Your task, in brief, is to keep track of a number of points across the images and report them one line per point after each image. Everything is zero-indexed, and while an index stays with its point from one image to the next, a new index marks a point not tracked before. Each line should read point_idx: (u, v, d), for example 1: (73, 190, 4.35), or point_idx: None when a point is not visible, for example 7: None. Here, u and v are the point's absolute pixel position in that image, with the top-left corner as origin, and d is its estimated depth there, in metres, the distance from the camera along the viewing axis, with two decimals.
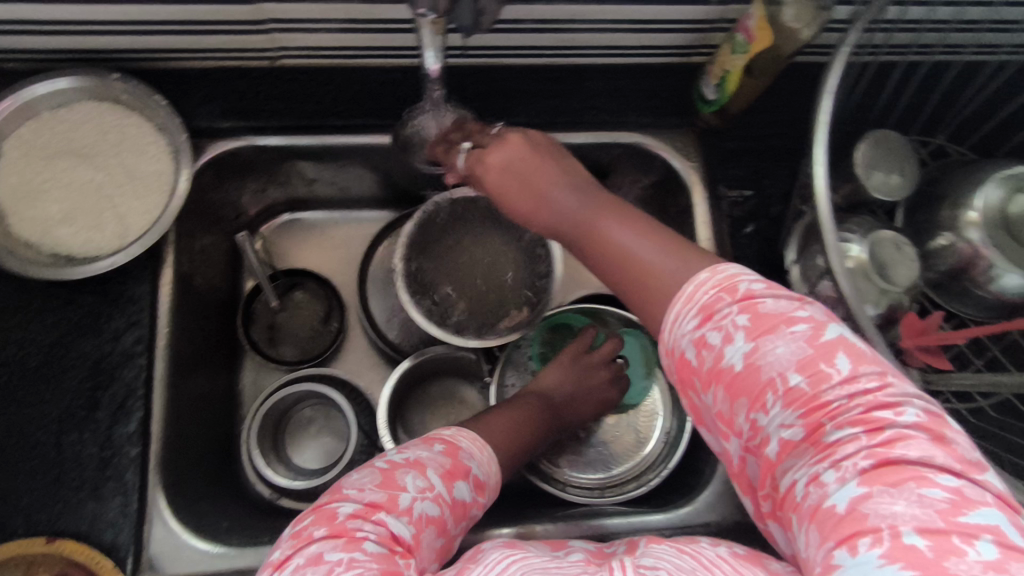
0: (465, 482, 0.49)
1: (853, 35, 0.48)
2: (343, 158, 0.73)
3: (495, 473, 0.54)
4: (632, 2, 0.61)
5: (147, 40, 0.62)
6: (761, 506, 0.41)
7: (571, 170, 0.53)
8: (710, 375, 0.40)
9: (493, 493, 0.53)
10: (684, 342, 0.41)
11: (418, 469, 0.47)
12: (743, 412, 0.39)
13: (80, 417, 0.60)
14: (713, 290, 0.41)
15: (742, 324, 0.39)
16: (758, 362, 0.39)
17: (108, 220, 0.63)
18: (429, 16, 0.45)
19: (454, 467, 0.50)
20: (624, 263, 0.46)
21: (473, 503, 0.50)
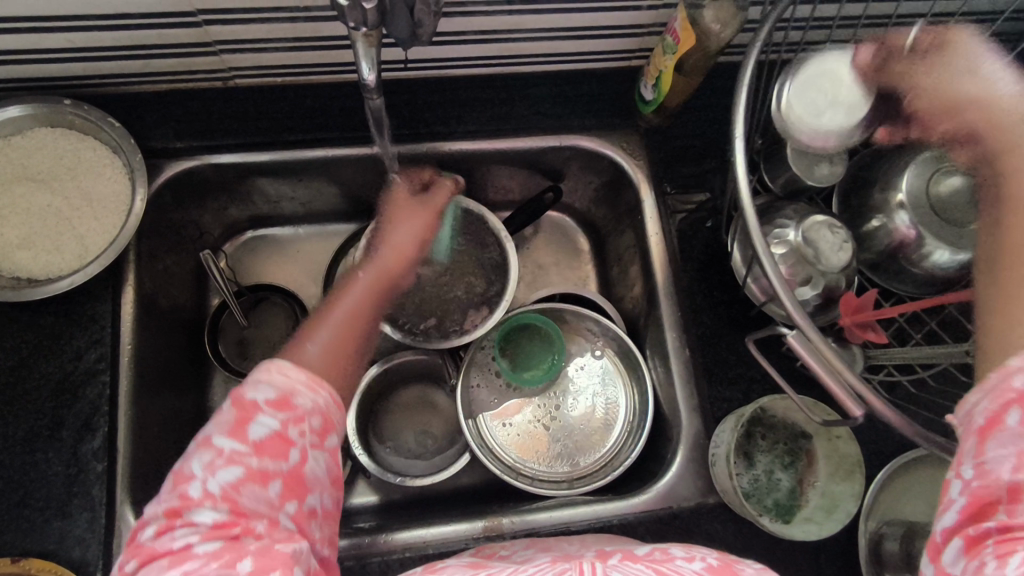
0: (260, 418, 0.44)
1: (764, 32, 0.51)
2: (300, 172, 0.75)
3: (304, 374, 0.47)
4: (566, 11, 0.64)
5: (99, 66, 0.64)
6: (969, 525, 0.41)
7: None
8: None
9: (308, 391, 0.47)
10: None
11: (200, 446, 0.44)
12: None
13: (45, 437, 0.61)
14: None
15: None
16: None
17: (67, 241, 0.64)
18: (361, 30, 0.47)
19: (238, 414, 0.44)
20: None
21: (289, 422, 0.45)
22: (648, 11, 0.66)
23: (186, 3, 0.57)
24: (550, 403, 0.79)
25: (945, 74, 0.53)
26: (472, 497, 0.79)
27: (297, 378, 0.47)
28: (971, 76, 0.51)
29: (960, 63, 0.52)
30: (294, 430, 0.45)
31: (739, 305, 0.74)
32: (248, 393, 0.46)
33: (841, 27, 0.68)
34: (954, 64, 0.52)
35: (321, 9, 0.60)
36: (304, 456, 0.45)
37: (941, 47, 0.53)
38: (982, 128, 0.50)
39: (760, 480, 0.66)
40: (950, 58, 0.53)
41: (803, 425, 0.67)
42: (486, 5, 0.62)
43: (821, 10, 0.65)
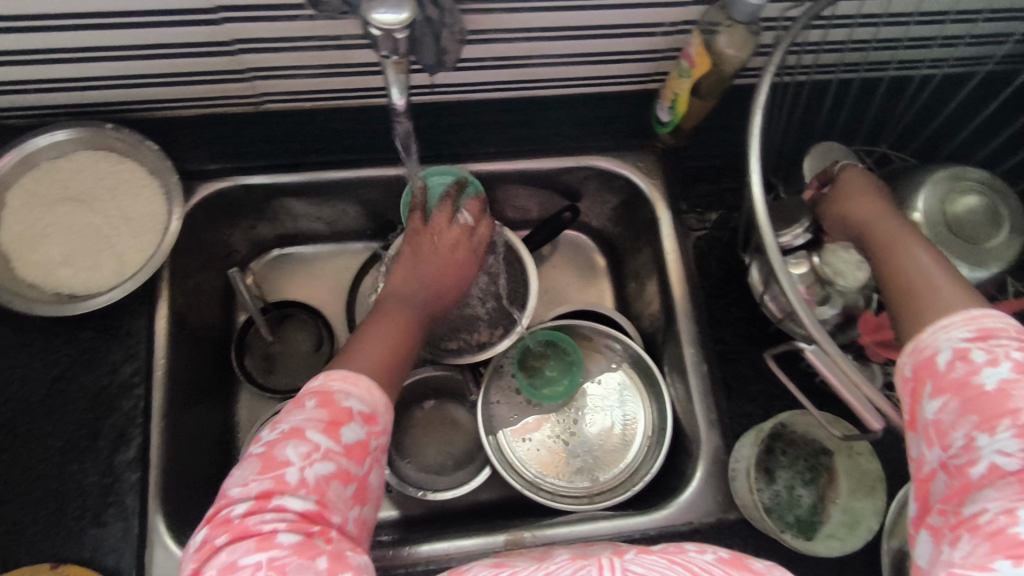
0: (352, 424, 0.50)
1: (777, 56, 0.53)
2: (325, 193, 0.78)
3: (385, 399, 0.53)
4: (585, 37, 0.67)
5: (139, 92, 0.67)
6: (928, 516, 0.44)
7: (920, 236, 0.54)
8: (952, 383, 0.44)
9: (388, 412, 0.53)
10: (945, 347, 0.46)
11: (296, 437, 0.48)
12: (966, 428, 0.43)
13: (82, 447, 0.63)
14: (1001, 320, 0.45)
15: (1014, 357, 0.43)
16: (1012, 390, 0.42)
17: (106, 259, 0.67)
18: (392, 58, 0.50)
19: (334, 416, 0.50)
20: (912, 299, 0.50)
21: (373, 434, 0.51)
22: (663, 37, 0.68)
23: (223, 34, 0.60)
24: (568, 416, 0.81)
25: (843, 196, 0.59)
26: (492, 512, 0.80)
27: (380, 400, 0.53)
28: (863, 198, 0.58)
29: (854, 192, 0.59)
30: (375, 441, 0.51)
31: (758, 322, 0.75)
32: (344, 403, 0.51)
33: (853, 50, 0.70)
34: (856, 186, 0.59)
35: (351, 38, 0.62)
36: (375, 466, 0.51)
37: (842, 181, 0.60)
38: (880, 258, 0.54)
39: (781, 496, 0.66)
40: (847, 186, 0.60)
41: (823, 441, 0.67)
42: (506, 32, 0.64)
43: (832, 34, 0.67)
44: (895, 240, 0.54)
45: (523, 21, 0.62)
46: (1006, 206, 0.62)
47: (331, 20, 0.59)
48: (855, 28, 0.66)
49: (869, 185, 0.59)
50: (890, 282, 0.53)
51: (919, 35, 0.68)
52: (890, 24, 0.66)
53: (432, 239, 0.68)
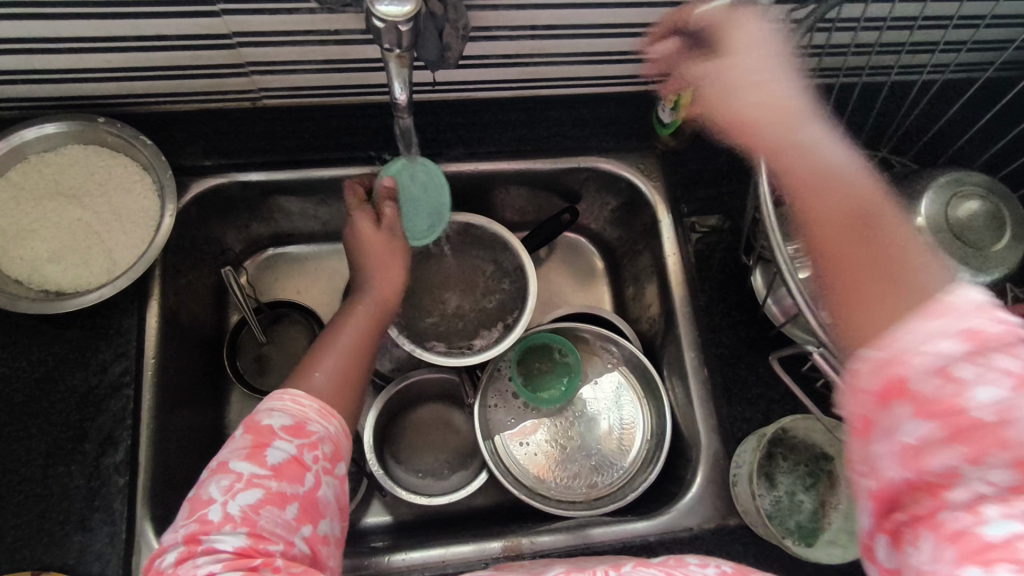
0: (277, 443, 0.49)
1: (784, 57, 0.53)
2: (322, 192, 0.77)
3: (315, 403, 0.54)
4: (587, 37, 0.66)
5: (133, 86, 0.66)
6: (880, 531, 0.36)
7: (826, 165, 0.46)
8: (932, 403, 0.34)
9: (319, 417, 0.53)
10: (931, 359, 0.35)
11: (220, 472, 0.48)
12: (948, 460, 0.33)
13: (67, 450, 0.61)
14: (987, 321, 0.35)
15: (1014, 371, 0.33)
16: (1015, 414, 0.33)
17: (96, 256, 0.65)
18: (395, 51, 0.49)
19: (256, 441, 0.49)
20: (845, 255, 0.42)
21: (303, 448, 0.50)
22: None
23: (221, 26, 0.59)
24: (565, 419, 0.80)
25: (719, 62, 0.54)
26: (489, 518, 0.79)
27: (310, 408, 0.53)
28: (751, 60, 0.52)
29: (731, 53, 0.53)
30: (307, 455, 0.50)
31: (758, 326, 0.74)
32: (265, 422, 0.51)
33: (857, 53, 0.70)
34: (723, 47, 0.54)
35: (352, 33, 0.61)
36: (317, 479, 0.50)
37: (715, 48, 0.55)
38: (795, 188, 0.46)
39: (782, 502, 0.65)
40: (721, 47, 0.54)
41: (824, 446, 0.67)
42: (510, 30, 0.63)
43: (837, 37, 0.67)
44: (801, 182, 0.46)
45: (526, 18, 0.62)
46: (1007, 211, 0.65)
47: (332, 14, 0.58)
48: (860, 31, 0.66)
49: (717, 44, 0.55)
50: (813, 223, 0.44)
51: (922, 39, 0.68)
52: (894, 28, 0.66)
53: (371, 234, 0.65)
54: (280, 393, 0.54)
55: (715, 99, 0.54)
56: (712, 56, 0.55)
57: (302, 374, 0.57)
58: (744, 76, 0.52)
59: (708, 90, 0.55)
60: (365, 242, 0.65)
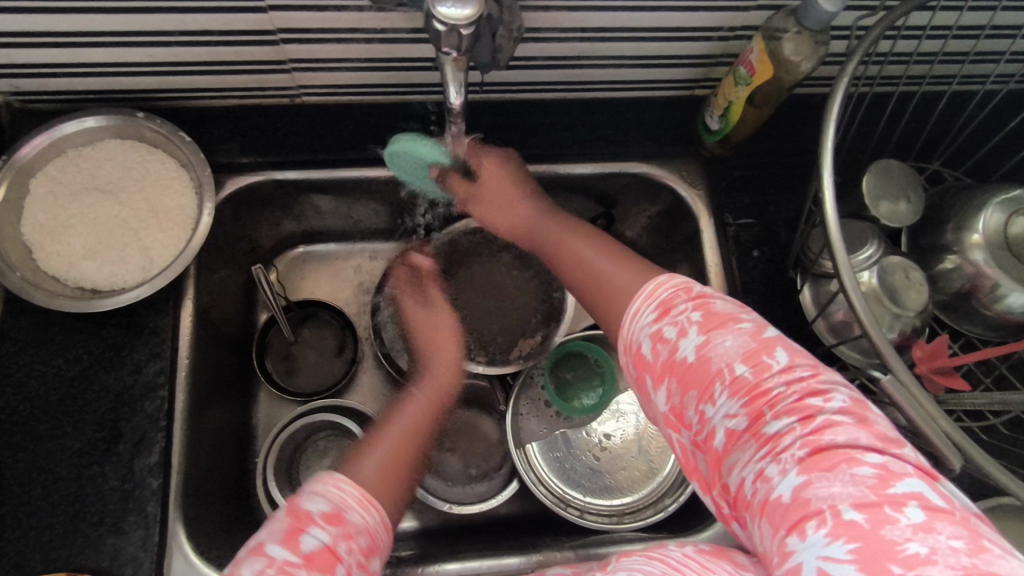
0: (312, 530, 0.45)
1: (852, 67, 0.51)
2: (358, 191, 0.75)
3: (357, 491, 0.50)
4: (639, 40, 0.64)
5: (173, 80, 0.65)
6: (717, 506, 0.45)
7: (581, 230, 0.62)
8: (664, 368, 0.46)
9: (360, 506, 0.49)
10: (643, 336, 0.48)
11: (255, 554, 0.44)
12: (693, 405, 0.45)
13: (102, 450, 0.60)
14: (671, 289, 0.49)
15: (695, 320, 0.46)
16: (708, 354, 0.45)
17: (133, 253, 0.64)
18: (453, 55, 0.47)
19: (295, 525, 0.45)
20: (601, 286, 0.55)
21: (338, 537, 0.46)
22: (720, 42, 0.65)
23: (267, 22, 0.57)
24: (594, 432, 0.78)
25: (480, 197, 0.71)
26: (517, 528, 0.77)
27: (350, 494, 0.49)
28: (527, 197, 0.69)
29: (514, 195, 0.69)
30: (343, 546, 0.45)
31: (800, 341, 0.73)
32: (306, 505, 0.47)
33: (918, 62, 0.67)
34: (490, 186, 0.69)
35: (400, 32, 0.60)
36: None
37: (507, 186, 0.69)
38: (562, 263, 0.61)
39: None
40: (510, 188, 0.69)
41: None
42: (562, 32, 0.61)
43: (899, 45, 0.64)
44: (563, 249, 0.62)
45: (581, 20, 0.60)
46: None
47: (382, 12, 0.57)
48: (924, 39, 0.63)
49: (501, 187, 0.69)
50: (578, 279, 0.58)
51: (986, 49, 0.66)
52: (959, 36, 0.64)
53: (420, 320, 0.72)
54: (322, 476, 0.50)
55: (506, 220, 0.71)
56: (496, 184, 0.69)
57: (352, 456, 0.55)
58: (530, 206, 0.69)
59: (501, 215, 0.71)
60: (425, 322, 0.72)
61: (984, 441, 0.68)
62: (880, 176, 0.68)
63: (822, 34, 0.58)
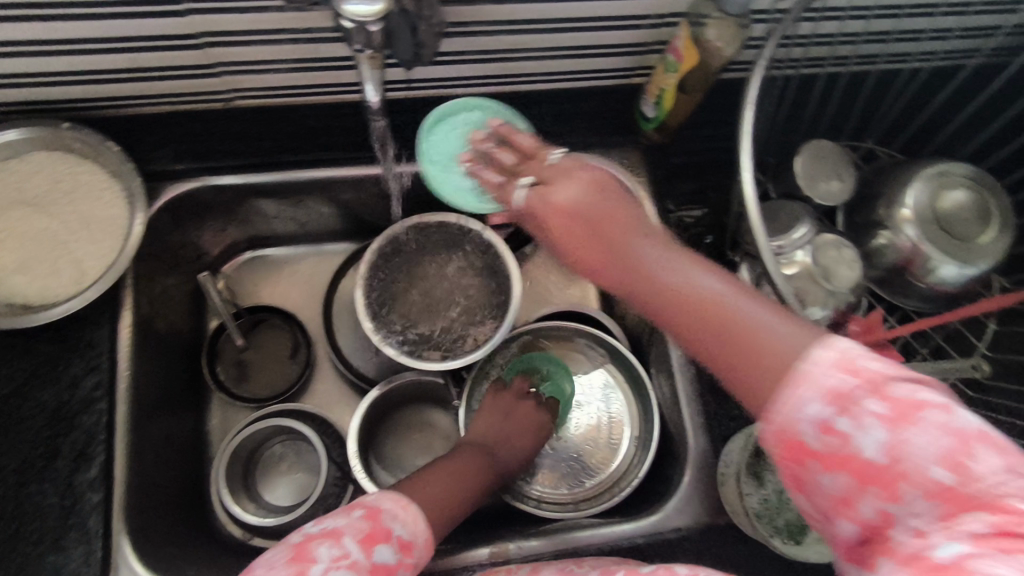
0: (386, 545, 0.48)
1: (768, 50, 0.51)
2: (300, 193, 0.74)
3: (427, 532, 0.52)
4: (568, 31, 0.64)
5: (100, 88, 0.63)
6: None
7: (699, 263, 0.49)
8: (836, 460, 0.39)
9: (426, 548, 0.51)
10: (806, 426, 0.39)
11: (333, 538, 0.46)
12: (872, 499, 0.38)
13: (39, 467, 0.59)
14: (838, 374, 0.39)
15: (876, 412, 0.38)
16: (896, 452, 0.37)
17: (64, 267, 0.63)
18: (366, 53, 0.47)
19: (376, 532, 0.48)
20: (747, 349, 0.43)
21: (400, 564, 0.48)
22: (649, 30, 0.66)
23: (188, 26, 0.56)
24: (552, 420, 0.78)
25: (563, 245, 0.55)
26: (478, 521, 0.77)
27: (421, 530, 0.52)
28: (642, 242, 0.51)
29: (616, 248, 0.52)
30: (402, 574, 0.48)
31: None
32: (389, 522, 0.50)
33: (843, 44, 0.69)
34: (567, 239, 0.54)
35: (324, 31, 0.59)
36: None
37: (595, 241, 0.53)
38: (670, 314, 0.48)
39: (771, 502, 0.62)
40: (600, 231, 0.53)
41: None
42: (489, 25, 0.61)
43: (822, 27, 0.65)
44: (687, 299, 0.47)
45: (509, 13, 0.60)
46: (995, 202, 0.66)
47: (302, 12, 0.56)
48: (846, 20, 0.64)
49: (583, 238, 0.53)
50: (698, 335, 0.46)
51: (910, 28, 0.67)
52: (881, 16, 0.65)
53: (508, 405, 0.74)
54: (383, 494, 0.53)
55: (620, 287, 0.51)
56: (578, 238, 0.54)
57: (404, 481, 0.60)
58: (676, 263, 0.49)
59: (610, 281, 0.52)
60: (503, 419, 0.73)
61: None
62: (818, 154, 0.69)
63: (743, 19, 0.59)
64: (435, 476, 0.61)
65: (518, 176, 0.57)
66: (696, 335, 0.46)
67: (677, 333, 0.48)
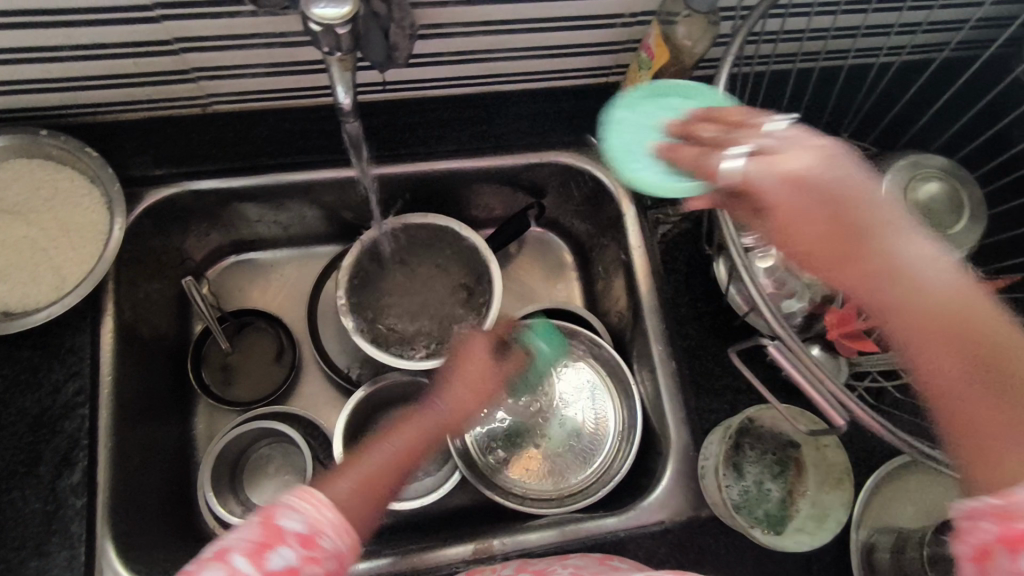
0: (282, 549, 0.40)
1: (734, 47, 0.52)
2: (281, 197, 0.75)
3: (341, 517, 0.43)
4: (541, 31, 0.65)
5: (76, 95, 0.64)
6: None
7: (937, 261, 0.42)
8: None
9: (342, 539, 0.43)
10: None
11: (219, 560, 0.40)
12: None
13: (22, 474, 0.60)
14: None
15: None
16: None
17: (44, 273, 0.63)
18: (336, 54, 0.47)
19: (268, 538, 0.41)
20: (992, 388, 0.39)
21: (306, 563, 0.40)
22: (623, 28, 0.67)
23: (161, 32, 0.57)
24: (537, 417, 0.78)
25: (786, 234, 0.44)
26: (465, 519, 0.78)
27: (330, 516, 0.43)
28: (919, 252, 0.42)
29: (873, 255, 0.42)
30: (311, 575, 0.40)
31: (723, 315, 0.74)
32: (286, 521, 0.42)
33: (813, 40, 0.69)
34: (793, 218, 0.43)
35: (298, 35, 0.60)
36: None
37: (847, 240, 0.42)
38: (897, 318, 0.42)
39: (750, 492, 0.66)
40: (846, 214, 0.42)
41: (792, 434, 0.67)
42: (462, 26, 0.62)
43: (791, 23, 0.66)
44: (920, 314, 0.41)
45: (481, 14, 0.60)
46: (967, 193, 0.67)
47: (275, 16, 0.57)
48: (813, 16, 0.65)
49: (827, 216, 0.42)
50: (938, 352, 0.41)
51: (878, 23, 0.68)
52: (849, 11, 0.66)
53: (460, 357, 0.61)
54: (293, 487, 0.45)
55: (866, 298, 0.43)
56: (819, 231, 0.42)
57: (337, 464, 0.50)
58: (904, 255, 0.42)
59: (858, 288, 0.43)
60: (456, 367, 0.60)
61: (903, 400, 0.70)
62: None
63: (712, 15, 0.60)
64: (371, 454, 0.51)
65: (732, 140, 0.46)
66: (934, 351, 0.41)
67: (903, 331, 0.42)
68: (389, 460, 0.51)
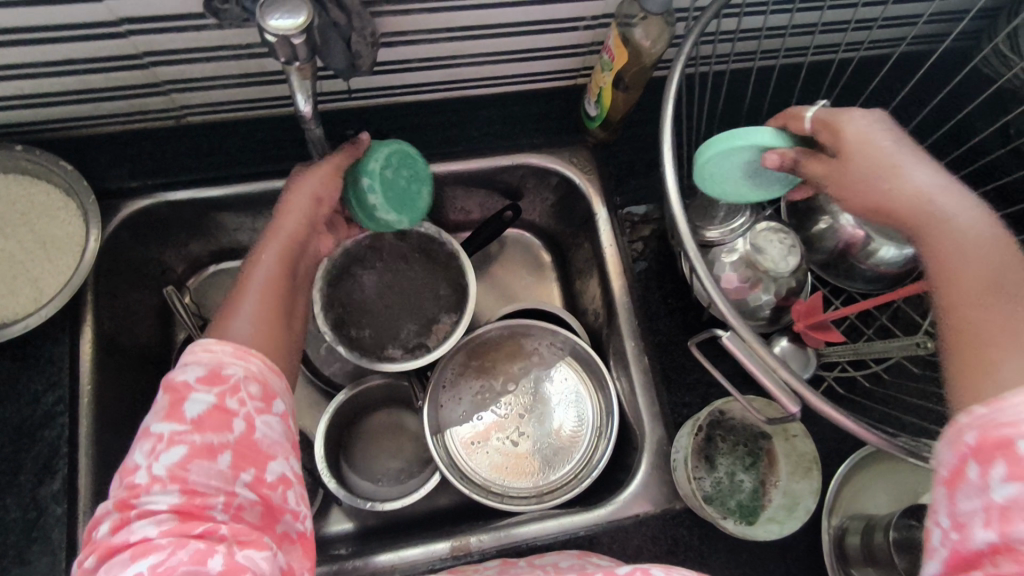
0: (194, 397, 0.46)
1: (686, 48, 0.53)
2: (257, 206, 0.76)
3: (234, 348, 0.49)
4: (504, 36, 0.66)
5: (49, 111, 0.65)
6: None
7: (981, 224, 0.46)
8: None
9: (239, 362, 0.48)
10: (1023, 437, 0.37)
11: (143, 436, 0.45)
12: None
13: (4, 482, 0.61)
14: None
15: None
16: None
17: (21, 285, 0.65)
18: (293, 63, 0.49)
19: (174, 398, 0.46)
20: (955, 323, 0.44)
21: (225, 396, 0.46)
22: (586, 31, 0.68)
23: (127, 46, 0.58)
24: (517, 416, 0.79)
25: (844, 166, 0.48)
26: (447, 518, 0.79)
27: (224, 353, 0.49)
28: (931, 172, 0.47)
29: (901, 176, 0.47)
30: (231, 401, 0.46)
31: (693, 310, 0.76)
32: (180, 378, 0.47)
33: (772, 38, 0.71)
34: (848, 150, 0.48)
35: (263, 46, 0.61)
36: (249, 424, 0.46)
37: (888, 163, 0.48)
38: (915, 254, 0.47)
39: (723, 483, 0.67)
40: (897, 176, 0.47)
41: (761, 426, 0.68)
42: (426, 33, 0.63)
43: (748, 22, 0.67)
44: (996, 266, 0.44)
45: (442, 21, 0.62)
46: None
47: (239, 28, 0.58)
48: (770, 14, 0.66)
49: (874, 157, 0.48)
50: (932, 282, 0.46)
51: (835, 19, 0.69)
52: (806, 9, 0.67)
53: (296, 186, 0.61)
54: (191, 348, 0.49)
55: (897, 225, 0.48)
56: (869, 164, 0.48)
57: (219, 323, 0.53)
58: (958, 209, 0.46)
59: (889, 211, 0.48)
60: (288, 204, 0.60)
61: (872, 389, 0.72)
62: None
63: (668, 16, 0.61)
64: (240, 310, 0.53)
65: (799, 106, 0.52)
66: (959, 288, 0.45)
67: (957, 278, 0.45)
68: (266, 309, 0.54)
